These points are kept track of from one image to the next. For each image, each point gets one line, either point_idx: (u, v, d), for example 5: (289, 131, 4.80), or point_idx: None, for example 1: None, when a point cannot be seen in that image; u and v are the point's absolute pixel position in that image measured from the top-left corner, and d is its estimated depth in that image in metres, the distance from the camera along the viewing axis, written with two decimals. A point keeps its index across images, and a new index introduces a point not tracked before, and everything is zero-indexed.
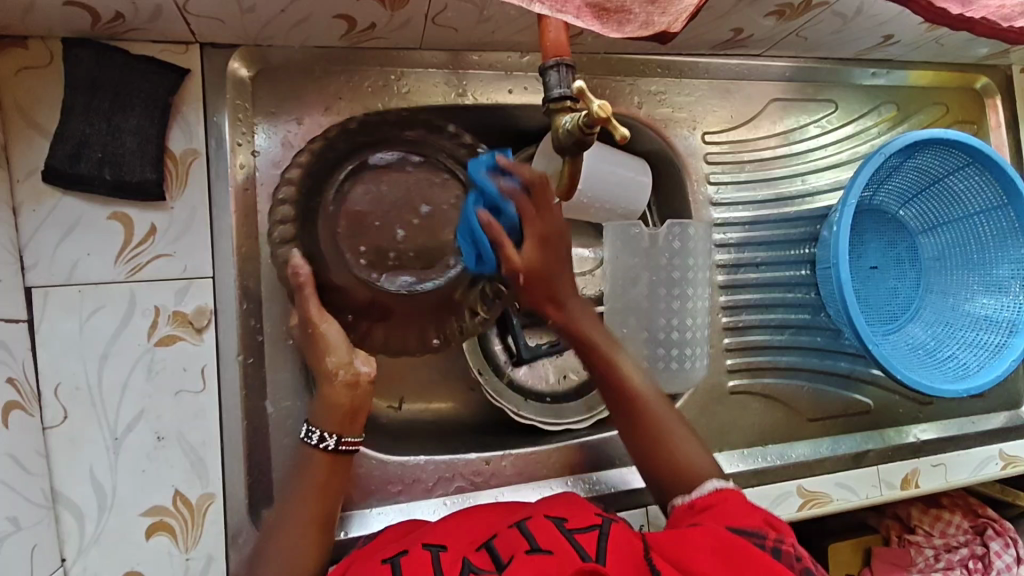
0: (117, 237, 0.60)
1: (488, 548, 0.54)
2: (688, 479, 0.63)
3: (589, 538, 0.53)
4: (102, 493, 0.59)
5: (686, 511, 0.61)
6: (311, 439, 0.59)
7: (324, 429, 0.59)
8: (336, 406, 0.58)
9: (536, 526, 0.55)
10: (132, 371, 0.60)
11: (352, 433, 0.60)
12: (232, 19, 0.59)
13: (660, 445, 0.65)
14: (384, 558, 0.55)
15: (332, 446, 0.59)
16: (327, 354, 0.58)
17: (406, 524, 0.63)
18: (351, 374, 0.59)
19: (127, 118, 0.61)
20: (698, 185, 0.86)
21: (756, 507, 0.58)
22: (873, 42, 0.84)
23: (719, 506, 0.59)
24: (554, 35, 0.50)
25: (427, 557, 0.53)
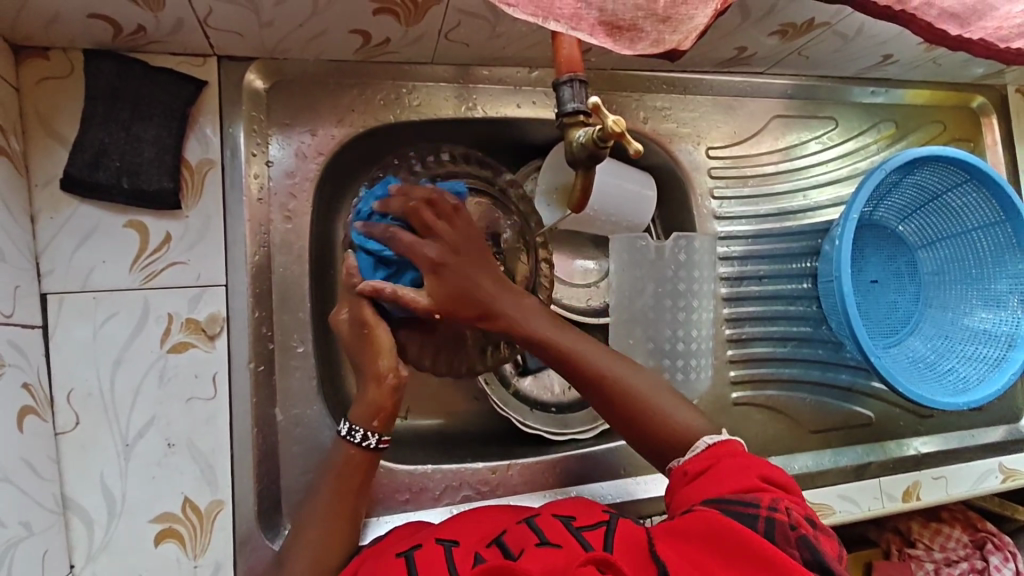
0: (133, 244, 0.61)
1: (498, 542, 0.54)
2: (682, 440, 0.63)
3: (595, 535, 0.54)
4: (112, 499, 0.60)
5: (681, 476, 0.60)
6: (353, 437, 0.61)
7: (368, 427, 0.61)
8: (379, 406, 0.61)
9: (545, 523, 0.55)
10: (144, 377, 0.61)
11: (388, 432, 0.62)
12: (252, 33, 0.61)
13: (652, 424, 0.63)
14: (397, 552, 0.55)
15: (374, 445, 0.61)
16: (377, 357, 0.61)
17: (415, 524, 0.63)
18: (395, 377, 0.61)
19: (146, 128, 0.62)
20: (702, 200, 0.87)
21: (752, 466, 0.57)
22: (873, 61, 0.87)
23: (713, 469, 0.58)
24: (567, 52, 0.52)
25: (440, 550, 0.54)
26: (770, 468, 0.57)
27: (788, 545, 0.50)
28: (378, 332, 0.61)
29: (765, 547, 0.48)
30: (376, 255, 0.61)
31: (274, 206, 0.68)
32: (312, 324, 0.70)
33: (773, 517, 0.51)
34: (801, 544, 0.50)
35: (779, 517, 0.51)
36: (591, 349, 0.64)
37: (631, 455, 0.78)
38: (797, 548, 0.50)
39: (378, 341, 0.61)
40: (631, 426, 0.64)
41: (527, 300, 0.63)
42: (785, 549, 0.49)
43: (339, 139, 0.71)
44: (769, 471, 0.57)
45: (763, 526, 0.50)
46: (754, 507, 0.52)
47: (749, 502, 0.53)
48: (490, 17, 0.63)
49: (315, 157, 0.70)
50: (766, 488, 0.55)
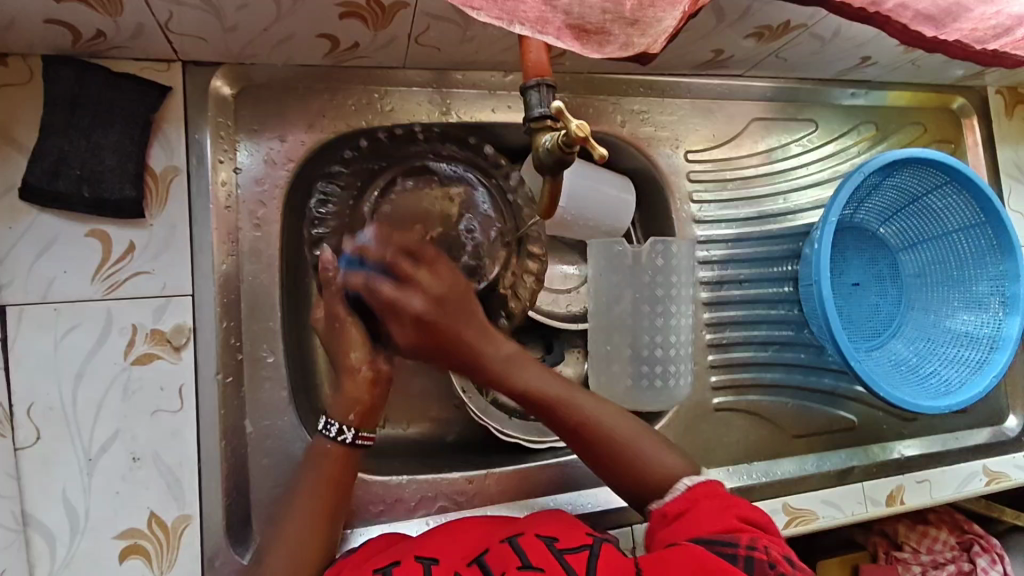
0: (96, 255, 0.60)
1: (480, 563, 0.55)
2: (659, 480, 0.62)
3: (578, 558, 0.53)
4: (74, 515, 0.58)
5: (659, 519, 0.60)
6: (328, 431, 0.61)
7: (342, 421, 0.62)
8: (355, 400, 0.62)
9: (527, 542, 0.56)
10: (108, 390, 0.59)
11: (368, 429, 0.63)
12: (215, 37, 0.60)
13: (621, 460, 0.63)
14: (376, 567, 0.55)
15: (349, 439, 0.62)
16: (349, 351, 0.62)
17: (387, 536, 0.62)
18: (371, 369, 0.62)
19: (108, 135, 0.61)
20: (681, 203, 0.86)
21: (731, 506, 0.57)
22: (852, 63, 0.86)
23: (691, 511, 0.58)
24: (535, 57, 0.51)
25: (419, 567, 0.54)
26: (752, 510, 0.57)
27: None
28: (349, 326, 0.63)
29: None
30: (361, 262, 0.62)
31: (244, 213, 0.67)
32: (283, 334, 0.69)
33: (752, 556, 0.51)
34: None
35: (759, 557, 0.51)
36: (587, 400, 0.64)
37: None
38: None
39: (348, 336, 0.62)
40: (603, 463, 0.64)
41: (507, 346, 0.63)
42: None
43: (309, 145, 0.70)
44: (748, 511, 0.57)
45: (741, 563, 0.51)
46: (732, 546, 0.52)
47: (729, 541, 0.53)
48: (460, 21, 0.62)
49: (285, 163, 0.69)
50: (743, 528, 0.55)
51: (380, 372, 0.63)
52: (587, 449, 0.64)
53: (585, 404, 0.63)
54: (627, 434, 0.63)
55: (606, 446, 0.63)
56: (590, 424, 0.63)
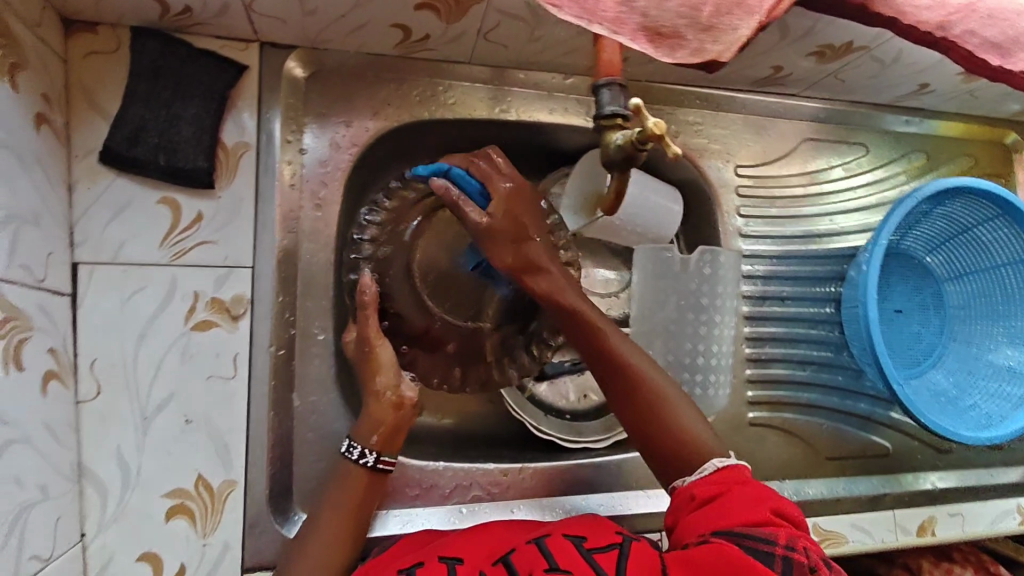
0: (165, 221, 0.62)
1: (505, 562, 0.55)
2: (689, 458, 0.61)
3: (607, 559, 0.53)
4: (126, 471, 0.59)
5: (687, 501, 0.58)
6: (351, 454, 0.63)
7: (365, 445, 0.63)
8: (378, 423, 0.63)
9: (554, 544, 0.55)
10: (167, 352, 0.61)
11: (389, 453, 0.64)
12: (296, 20, 0.62)
13: (660, 424, 0.62)
14: (402, 567, 0.57)
15: (370, 463, 0.62)
16: (377, 374, 0.64)
17: (425, 535, 0.64)
18: (396, 394, 0.64)
19: (186, 107, 0.63)
20: (728, 216, 0.86)
21: (765, 498, 0.55)
22: (908, 89, 0.86)
23: (723, 498, 0.56)
24: (608, 56, 0.52)
25: (444, 567, 0.55)
26: (784, 504, 0.55)
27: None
28: (379, 349, 0.65)
29: None
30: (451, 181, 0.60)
31: (305, 193, 0.69)
32: (333, 313, 0.70)
33: (789, 557, 0.49)
34: None
35: (797, 559, 0.49)
36: (629, 351, 0.65)
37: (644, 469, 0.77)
38: None
39: (378, 359, 0.64)
40: (637, 420, 0.63)
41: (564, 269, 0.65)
42: None
43: (373, 132, 0.72)
44: (780, 504, 0.55)
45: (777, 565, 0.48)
46: (767, 543, 0.50)
47: (765, 538, 0.50)
48: (531, 20, 0.64)
49: (348, 148, 0.71)
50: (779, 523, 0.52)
51: (404, 399, 0.64)
52: (624, 396, 0.63)
53: (632, 356, 0.64)
54: (665, 391, 0.63)
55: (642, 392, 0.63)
56: (631, 370, 0.63)
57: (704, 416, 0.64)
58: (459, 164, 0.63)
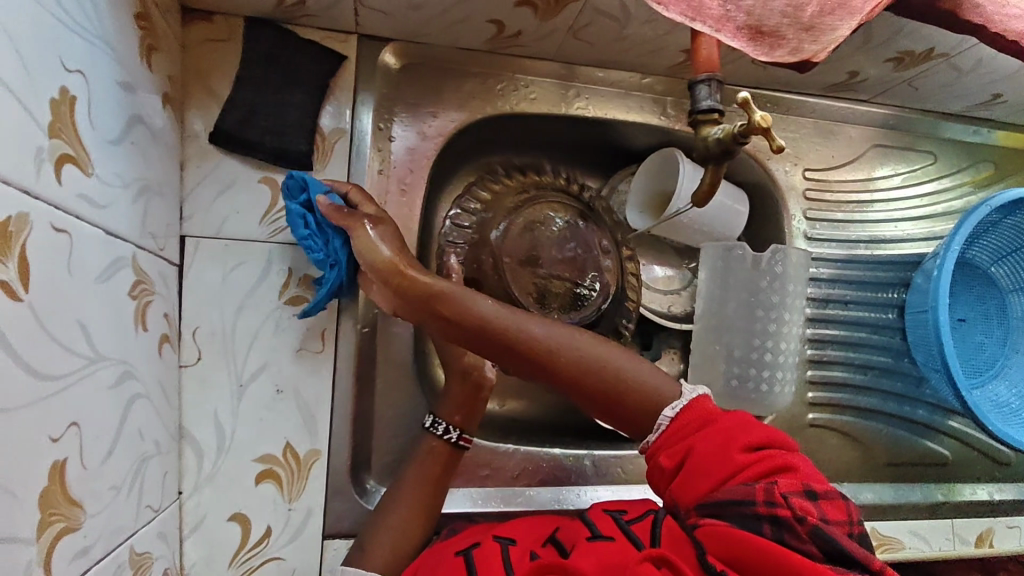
0: (266, 200, 0.66)
1: (554, 541, 0.56)
2: (645, 407, 0.58)
3: (644, 528, 0.54)
4: (221, 434, 0.62)
5: (661, 473, 0.57)
6: (436, 429, 0.66)
7: (449, 421, 0.67)
8: (460, 400, 0.67)
9: (597, 517, 0.57)
10: (263, 324, 0.64)
11: (469, 431, 0.68)
12: (398, 13, 0.65)
13: (610, 392, 0.58)
14: (457, 550, 0.58)
15: (454, 439, 0.66)
16: (463, 354, 0.68)
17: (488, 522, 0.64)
18: (477, 373, 0.67)
19: (290, 93, 0.66)
20: (794, 219, 0.87)
21: (730, 439, 0.53)
22: (981, 99, 0.86)
23: (691, 462, 0.54)
24: (707, 53, 0.55)
25: (498, 548, 0.56)
26: (747, 433, 0.54)
27: (799, 542, 0.47)
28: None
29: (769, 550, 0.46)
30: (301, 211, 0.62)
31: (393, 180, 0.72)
32: None
33: (773, 516, 0.48)
34: (814, 536, 0.47)
35: (782, 515, 0.48)
36: (528, 322, 0.57)
37: None
38: (811, 543, 0.47)
39: None
40: (589, 399, 0.58)
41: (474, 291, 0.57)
42: (796, 549, 0.47)
43: (457, 123, 0.74)
44: (742, 438, 0.53)
45: (764, 529, 0.48)
46: (748, 503, 0.49)
47: (740, 495, 0.50)
48: (621, 18, 0.66)
49: (434, 138, 0.73)
50: (756, 466, 0.51)
51: (484, 379, 0.67)
52: (569, 388, 0.58)
53: (532, 330, 0.57)
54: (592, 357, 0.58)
55: (586, 379, 0.57)
56: (549, 360, 0.56)
57: (646, 360, 0.60)
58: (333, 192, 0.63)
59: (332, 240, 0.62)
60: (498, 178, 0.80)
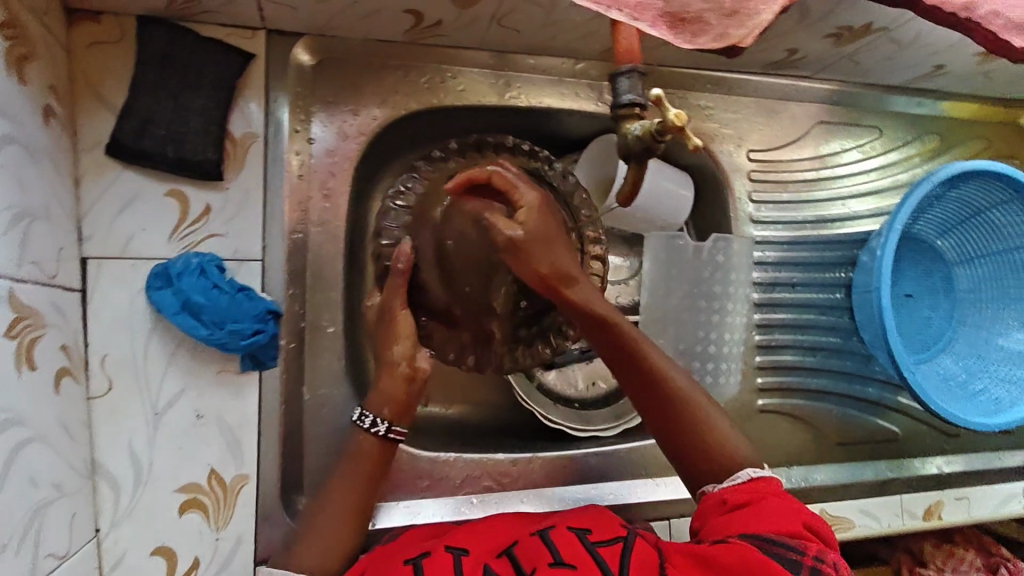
0: (174, 214, 0.61)
1: (509, 556, 0.56)
2: (714, 459, 0.61)
3: (610, 553, 0.56)
4: (139, 465, 0.60)
5: (718, 505, 0.59)
6: (363, 423, 0.61)
7: (377, 415, 0.60)
8: (388, 395, 0.60)
9: (559, 536, 0.58)
10: (177, 348, 0.61)
11: (401, 424, 0.61)
12: (304, 7, 0.60)
13: (679, 411, 0.61)
14: (405, 559, 0.57)
15: (382, 432, 0.60)
16: (394, 344, 0.60)
17: (433, 528, 0.64)
18: (409, 366, 0.60)
19: (192, 97, 0.61)
20: (740, 202, 0.85)
21: (796, 511, 0.57)
22: (924, 71, 0.85)
23: (755, 506, 0.57)
24: (627, 43, 0.51)
25: (449, 559, 0.56)
26: (817, 518, 0.57)
27: None
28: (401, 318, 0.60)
29: None
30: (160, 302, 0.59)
31: (313, 185, 0.68)
32: (343, 305, 0.70)
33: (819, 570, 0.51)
34: None
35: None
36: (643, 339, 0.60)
37: (654, 457, 0.77)
38: None
39: (399, 327, 0.60)
40: (652, 416, 0.62)
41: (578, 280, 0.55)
42: None
43: (381, 120, 0.71)
44: (818, 522, 0.57)
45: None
46: (796, 553, 0.52)
47: (792, 547, 0.53)
48: (545, 4, 0.62)
49: (355, 137, 0.70)
50: (810, 537, 0.55)
51: (417, 371, 0.60)
52: (650, 394, 0.61)
53: (647, 345, 0.60)
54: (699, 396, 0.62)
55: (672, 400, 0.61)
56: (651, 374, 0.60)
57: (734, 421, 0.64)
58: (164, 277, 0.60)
59: (251, 293, 0.62)
60: (446, 153, 0.65)
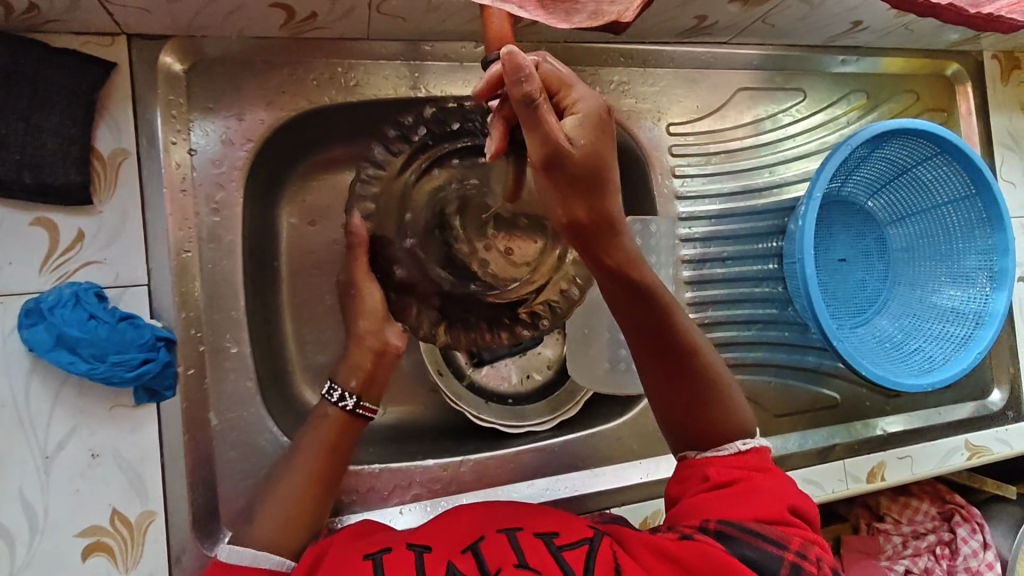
0: (42, 244, 0.57)
1: (476, 551, 0.52)
2: (712, 430, 0.61)
3: (576, 556, 0.51)
4: (33, 514, 0.57)
5: (699, 480, 0.58)
6: (332, 397, 0.62)
7: (346, 389, 0.62)
8: (357, 366, 0.62)
9: (525, 541, 0.53)
10: (62, 387, 0.57)
11: (369, 401, 0.63)
12: (159, 8, 0.55)
13: (683, 385, 0.61)
14: (365, 552, 0.52)
15: (350, 407, 0.62)
16: (360, 319, 0.63)
17: (371, 525, 0.59)
18: (377, 341, 0.62)
19: (47, 117, 0.57)
20: (663, 179, 0.83)
21: (783, 494, 0.56)
22: (842, 28, 0.82)
23: (740, 486, 0.56)
24: (497, 26, 0.48)
25: (411, 556, 0.51)
26: (802, 501, 0.57)
27: None
28: (366, 292, 0.63)
29: None
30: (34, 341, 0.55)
31: (200, 198, 0.64)
32: (247, 323, 0.66)
33: (796, 565, 0.50)
34: None
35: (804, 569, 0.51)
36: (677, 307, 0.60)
37: (590, 448, 0.76)
38: None
39: (365, 301, 0.62)
40: (679, 395, 0.61)
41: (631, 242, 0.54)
42: None
43: (269, 123, 0.67)
44: (800, 506, 0.56)
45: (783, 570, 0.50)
46: (777, 545, 0.51)
47: (774, 539, 0.52)
48: None
49: (242, 143, 0.66)
50: (794, 523, 0.54)
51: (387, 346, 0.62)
52: (674, 366, 0.60)
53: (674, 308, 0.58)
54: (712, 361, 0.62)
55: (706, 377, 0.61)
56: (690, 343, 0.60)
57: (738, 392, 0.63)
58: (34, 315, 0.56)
59: (137, 321, 0.59)
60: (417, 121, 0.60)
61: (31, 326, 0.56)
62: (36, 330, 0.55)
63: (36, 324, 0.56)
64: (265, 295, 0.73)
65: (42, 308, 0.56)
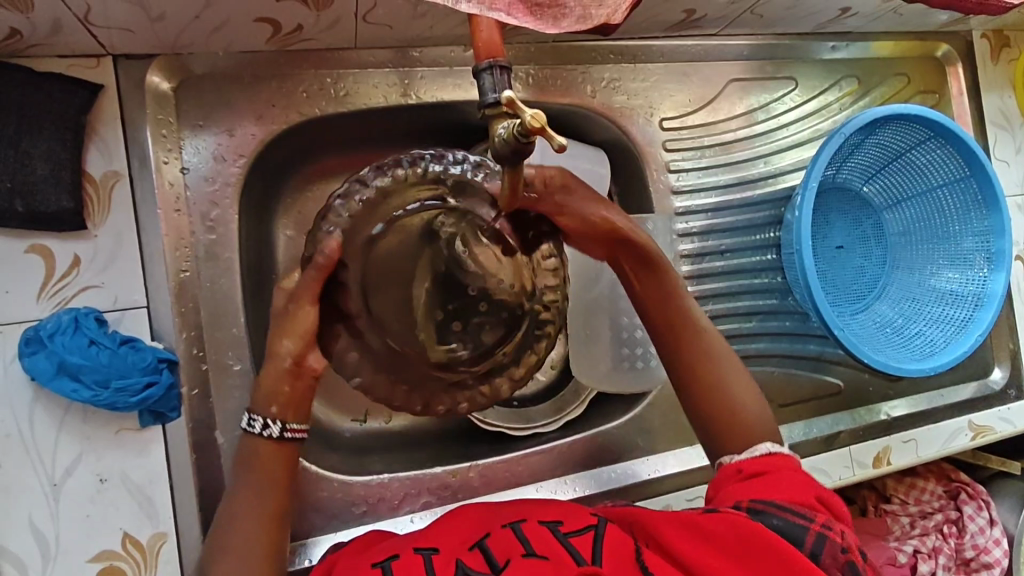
0: (38, 271, 0.57)
1: (481, 547, 0.52)
2: (738, 432, 0.62)
3: (583, 542, 0.52)
4: (44, 542, 0.57)
5: (734, 474, 0.59)
6: (253, 427, 0.55)
7: (268, 415, 0.55)
8: (275, 391, 0.55)
9: (530, 530, 0.53)
10: (66, 413, 0.57)
11: (298, 421, 0.56)
12: (144, 28, 0.55)
13: (696, 364, 0.63)
14: (372, 561, 0.52)
15: (275, 434, 0.55)
16: (282, 336, 0.55)
17: (370, 537, 0.59)
18: (296, 363, 0.55)
19: (35, 142, 0.56)
20: (658, 174, 0.83)
21: (807, 482, 0.57)
22: (831, 15, 0.82)
23: (771, 474, 0.57)
24: (486, 35, 0.45)
25: (419, 560, 0.51)
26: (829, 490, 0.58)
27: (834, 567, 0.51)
28: (304, 312, 0.55)
29: (800, 560, 0.50)
30: (33, 370, 0.55)
31: (194, 217, 0.63)
32: (248, 340, 0.66)
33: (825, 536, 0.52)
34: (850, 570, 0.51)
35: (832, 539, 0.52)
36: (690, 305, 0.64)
37: (598, 447, 0.76)
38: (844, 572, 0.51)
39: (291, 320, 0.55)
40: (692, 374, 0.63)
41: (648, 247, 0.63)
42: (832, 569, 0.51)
43: (259, 137, 0.66)
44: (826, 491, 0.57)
45: (812, 541, 0.52)
46: (805, 519, 0.53)
47: (803, 514, 0.53)
48: None
49: (234, 159, 0.65)
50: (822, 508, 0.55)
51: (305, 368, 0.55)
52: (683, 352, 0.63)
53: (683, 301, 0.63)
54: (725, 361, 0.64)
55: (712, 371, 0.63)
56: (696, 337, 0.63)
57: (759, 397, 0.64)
58: (32, 343, 0.56)
59: (138, 344, 0.59)
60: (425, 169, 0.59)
61: (30, 354, 0.55)
62: (36, 359, 0.55)
63: (36, 354, 0.55)
64: (266, 310, 0.72)
65: (40, 336, 0.56)
